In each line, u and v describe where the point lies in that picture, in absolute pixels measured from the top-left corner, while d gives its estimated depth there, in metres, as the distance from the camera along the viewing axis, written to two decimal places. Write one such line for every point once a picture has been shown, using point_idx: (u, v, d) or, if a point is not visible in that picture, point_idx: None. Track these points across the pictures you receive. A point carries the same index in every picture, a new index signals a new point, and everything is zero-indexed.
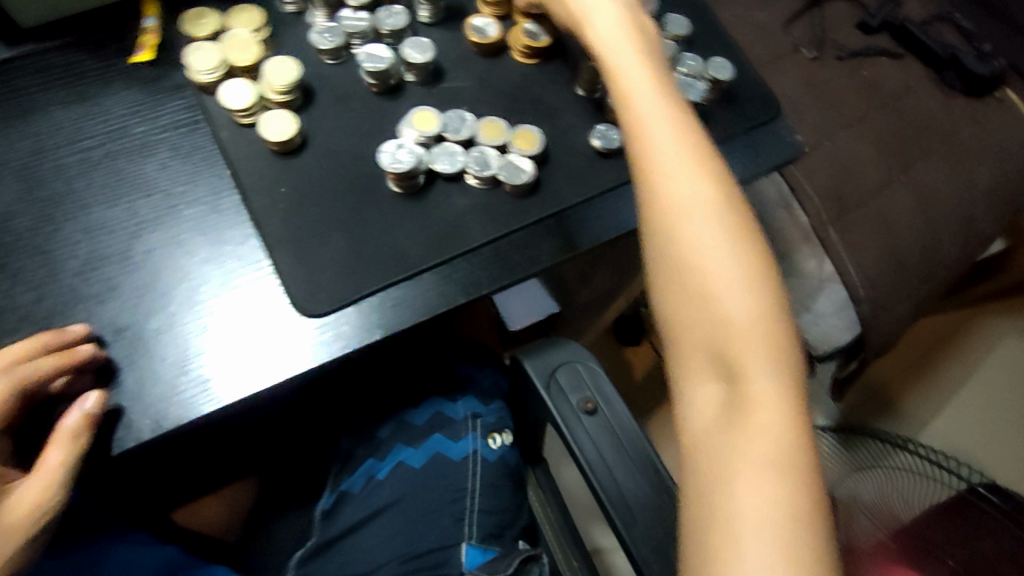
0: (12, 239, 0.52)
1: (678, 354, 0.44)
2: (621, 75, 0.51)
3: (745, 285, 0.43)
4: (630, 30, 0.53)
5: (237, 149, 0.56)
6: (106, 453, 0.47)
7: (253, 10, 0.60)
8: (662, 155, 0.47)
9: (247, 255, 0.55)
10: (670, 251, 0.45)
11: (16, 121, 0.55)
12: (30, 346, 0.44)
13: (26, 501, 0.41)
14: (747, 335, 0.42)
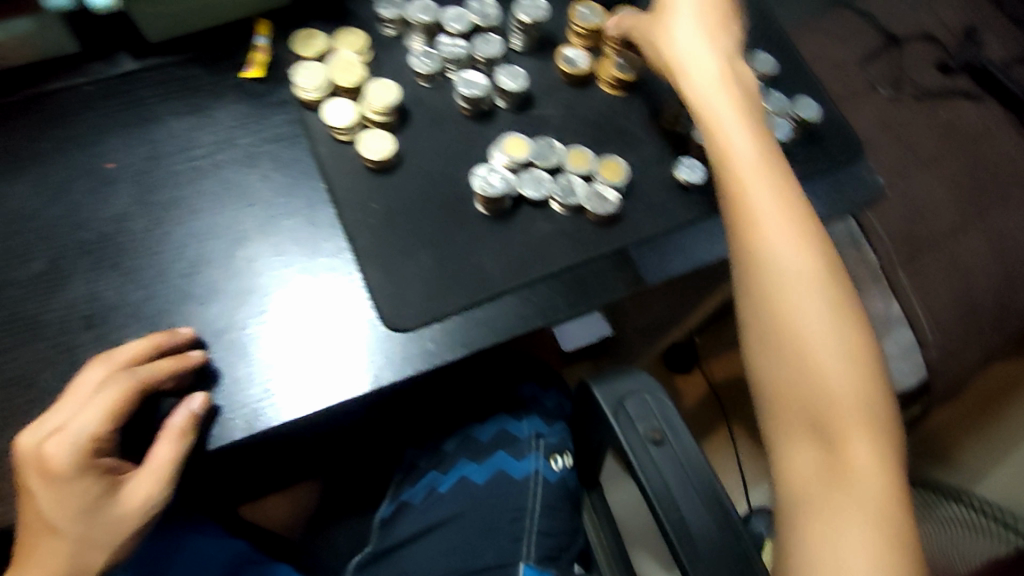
0: (126, 238, 0.55)
1: (780, 417, 0.48)
2: (722, 136, 0.54)
3: (845, 359, 0.47)
4: (730, 89, 0.55)
5: (334, 164, 0.59)
6: (204, 448, 0.50)
7: (357, 34, 0.62)
8: (766, 226, 0.50)
9: (340, 267, 0.57)
10: (771, 324, 0.49)
11: (135, 128, 0.59)
12: (147, 347, 0.47)
13: (139, 492, 0.45)
14: (847, 407, 0.46)
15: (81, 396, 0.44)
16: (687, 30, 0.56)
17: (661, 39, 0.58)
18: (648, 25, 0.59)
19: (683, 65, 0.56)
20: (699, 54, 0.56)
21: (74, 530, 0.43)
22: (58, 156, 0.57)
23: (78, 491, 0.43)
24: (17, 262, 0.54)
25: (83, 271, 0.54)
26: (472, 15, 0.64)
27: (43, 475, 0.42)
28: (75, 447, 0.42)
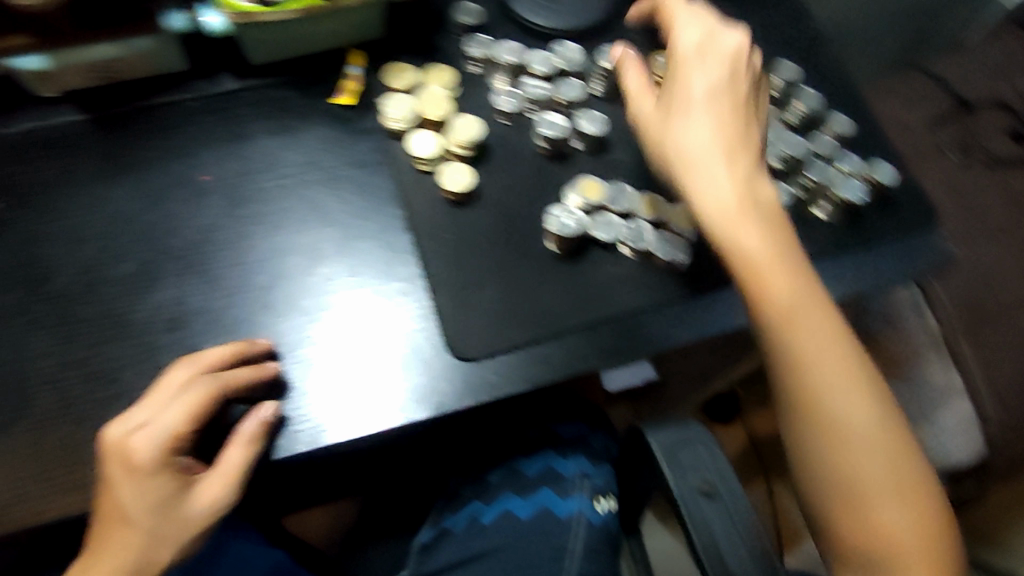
0: (212, 248, 0.58)
1: (848, 559, 0.52)
2: (755, 282, 0.52)
3: (899, 500, 0.51)
4: (753, 217, 0.52)
5: (414, 193, 0.61)
6: (270, 456, 0.52)
7: (446, 70, 0.65)
8: (818, 385, 0.51)
9: (412, 293, 0.58)
10: (831, 476, 0.52)
11: (230, 144, 0.62)
12: (229, 353, 0.49)
13: (209, 493, 0.46)
14: (910, 547, 0.51)
15: (166, 395, 0.46)
16: (705, 139, 0.53)
17: (676, 161, 0.54)
18: (655, 120, 0.55)
19: (703, 179, 0.53)
20: (715, 171, 0.53)
21: (148, 524, 0.44)
22: (158, 165, 0.61)
23: (155, 487, 0.45)
24: (112, 261, 0.57)
25: (170, 276, 0.57)
26: (556, 59, 0.66)
27: (126, 468, 0.44)
28: (158, 444, 0.45)
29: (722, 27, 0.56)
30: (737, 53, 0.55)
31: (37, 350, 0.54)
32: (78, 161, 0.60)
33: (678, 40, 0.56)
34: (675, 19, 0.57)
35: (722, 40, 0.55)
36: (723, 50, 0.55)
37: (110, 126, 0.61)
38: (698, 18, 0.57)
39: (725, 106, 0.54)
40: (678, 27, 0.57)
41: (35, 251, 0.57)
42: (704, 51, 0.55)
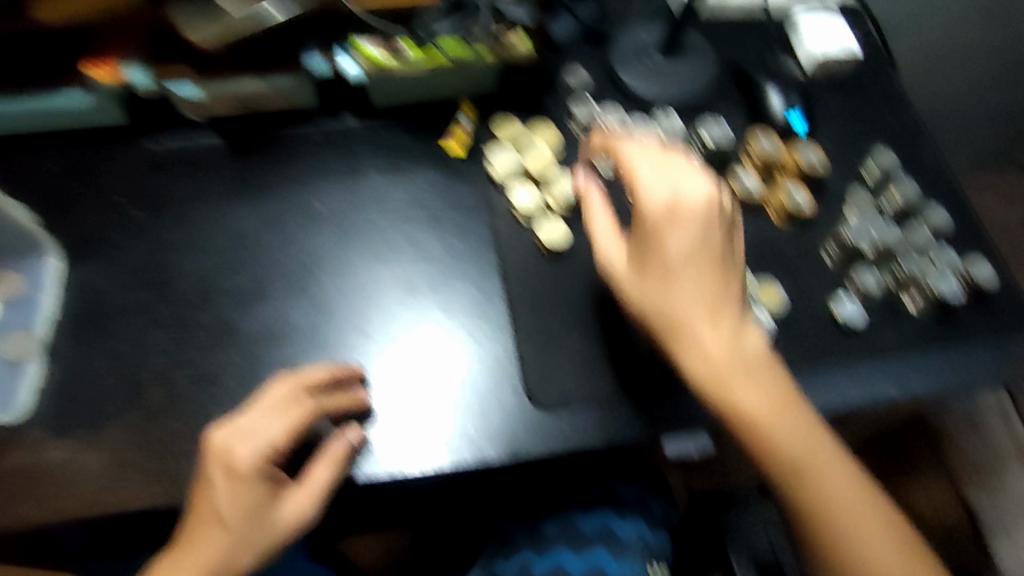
0: (317, 271, 0.62)
1: None
2: (762, 449, 0.51)
3: None
4: (749, 376, 0.51)
5: (509, 242, 0.64)
6: (350, 478, 0.54)
7: (552, 129, 0.69)
8: (839, 541, 0.51)
9: (498, 335, 0.60)
10: None
11: (345, 177, 0.67)
12: (324, 376, 0.52)
13: (294, 504, 0.50)
14: None
15: (270, 408, 0.50)
16: (688, 306, 0.52)
17: (666, 327, 0.52)
18: (631, 282, 0.53)
19: (692, 346, 0.52)
20: (704, 338, 0.52)
21: (238, 525, 0.49)
22: (279, 189, 0.66)
23: (250, 492, 0.49)
24: (228, 273, 0.61)
25: (276, 292, 0.61)
26: (659, 129, 0.70)
27: (227, 472, 0.48)
28: (258, 453, 0.49)
29: (686, 178, 0.52)
30: (705, 208, 0.51)
31: (154, 347, 0.58)
32: (210, 180, 0.66)
33: (641, 202, 0.52)
34: (634, 176, 0.53)
35: (688, 197, 0.51)
36: (693, 208, 0.51)
37: (242, 151, 0.67)
38: (661, 168, 0.53)
39: (703, 267, 0.52)
40: (641, 186, 0.52)
41: (162, 257, 0.62)
42: (676, 208, 0.51)
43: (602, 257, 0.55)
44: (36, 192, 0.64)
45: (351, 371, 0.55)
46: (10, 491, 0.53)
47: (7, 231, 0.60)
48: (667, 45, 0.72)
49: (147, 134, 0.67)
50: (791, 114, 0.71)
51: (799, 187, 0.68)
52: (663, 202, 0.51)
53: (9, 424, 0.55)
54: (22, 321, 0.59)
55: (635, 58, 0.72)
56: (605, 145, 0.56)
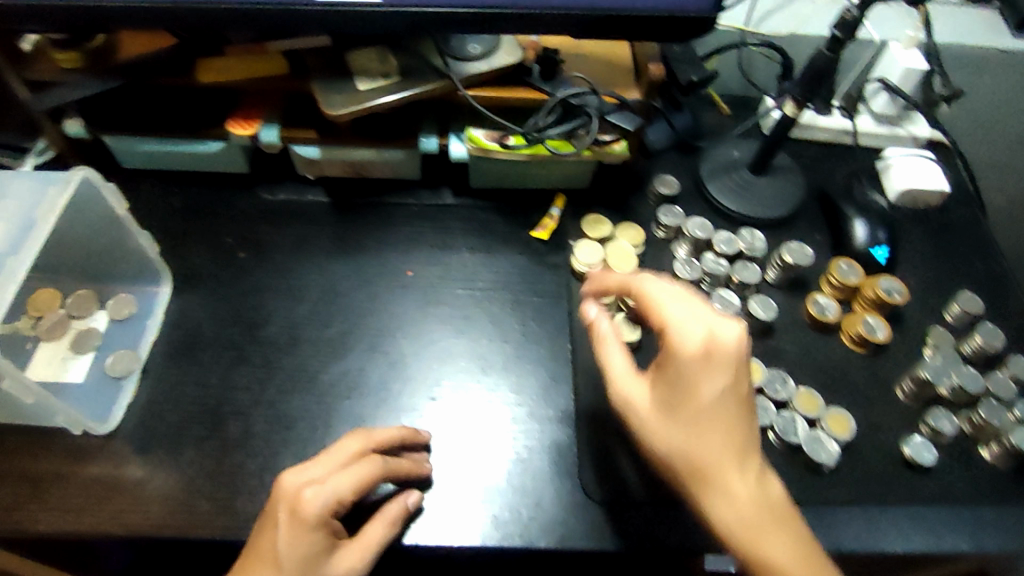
0: (399, 334, 0.65)
1: None
2: None
3: None
4: (780, 534, 0.47)
5: (583, 332, 0.66)
6: (399, 542, 0.55)
7: (636, 228, 0.72)
8: None
9: (562, 422, 0.61)
10: None
11: (437, 248, 0.71)
12: (396, 437, 0.55)
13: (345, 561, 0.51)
14: None
15: (344, 460, 0.53)
16: (720, 455, 0.47)
17: (693, 477, 0.48)
18: (656, 426, 0.49)
19: (721, 496, 0.47)
20: (734, 491, 0.47)
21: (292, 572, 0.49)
22: (374, 252, 0.70)
23: (311, 540, 0.49)
24: (318, 324, 0.65)
25: (359, 349, 0.64)
26: (740, 243, 0.70)
27: (298, 516, 0.49)
28: (329, 502, 0.50)
29: (720, 319, 0.48)
30: (741, 351, 0.47)
31: (238, 383, 0.61)
32: (314, 233, 0.70)
33: (676, 344, 0.47)
34: (665, 317, 0.48)
35: (723, 339, 0.47)
36: (730, 350, 0.47)
37: (345, 211, 0.72)
38: (690, 308, 0.48)
39: (735, 414, 0.48)
40: (674, 328, 0.48)
41: (259, 299, 0.66)
42: (711, 352, 0.47)
43: (622, 398, 0.51)
44: (159, 223, 0.70)
45: (419, 439, 0.57)
46: (85, 502, 0.55)
47: (130, 258, 0.65)
48: (758, 164, 0.74)
49: (264, 185, 0.73)
50: (876, 250, 0.71)
51: (877, 319, 0.67)
52: (700, 345, 0.47)
53: (96, 436, 0.58)
54: (128, 341, 0.63)
55: (724, 173, 0.75)
56: (626, 281, 0.53)
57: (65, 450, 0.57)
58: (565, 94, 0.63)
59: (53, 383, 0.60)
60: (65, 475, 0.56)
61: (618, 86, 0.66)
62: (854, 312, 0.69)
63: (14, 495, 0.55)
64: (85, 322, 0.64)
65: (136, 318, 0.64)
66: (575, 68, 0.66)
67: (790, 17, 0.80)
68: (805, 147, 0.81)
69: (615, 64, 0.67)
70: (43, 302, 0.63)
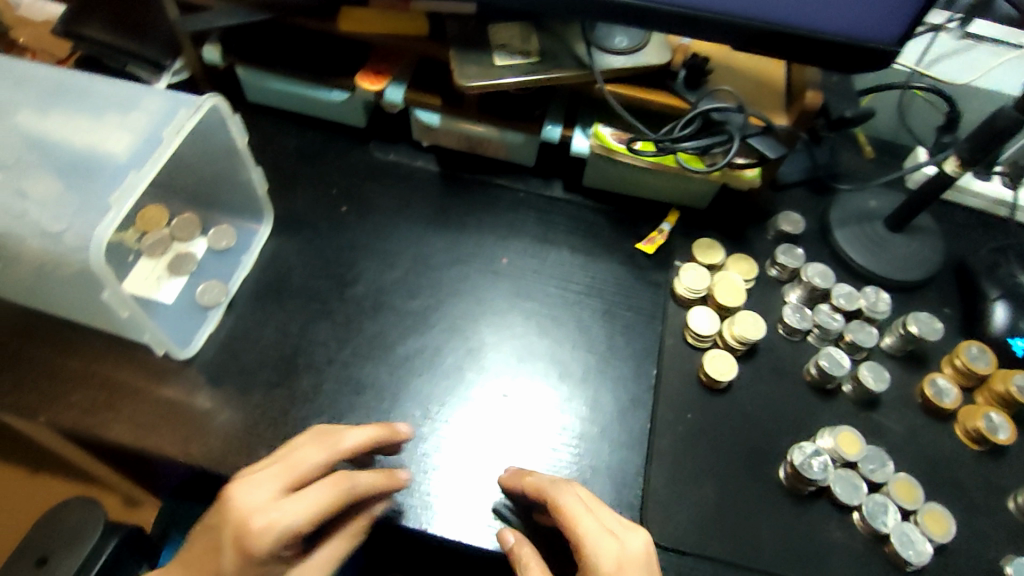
0: (483, 322, 0.63)
1: None
2: None
3: None
4: None
5: (672, 361, 0.62)
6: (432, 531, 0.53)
7: (748, 261, 0.66)
8: None
9: (630, 449, 0.58)
10: None
11: (538, 241, 0.68)
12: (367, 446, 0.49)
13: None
14: None
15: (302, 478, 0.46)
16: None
17: None
18: None
19: None
20: None
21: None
22: (474, 232, 0.68)
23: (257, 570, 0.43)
24: (404, 294, 0.64)
25: (440, 328, 0.62)
26: (862, 300, 0.64)
27: (245, 546, 0.42)
28: (281, 534, 0.43)
29: (629, 531, 0.45)
30: (649, 563, 0.44)
31: (317, 337, 0.61)
32: (417, 201, 0.69)
33: (593, 561, 0.43)
34: (578, 528, 0.44)
35: (633, 551, 0.44)
36: (640, 563, 0.43)
37: (452, 185, 0.70)
38: (598, 520, 0.45)
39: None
40: (589, 543, 0.43)
41: (352, 257, 0.65)
42: (625, 567, 0.43)
43: None
44: (271, 162, 0.70)
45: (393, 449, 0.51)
46: (155, 419, 0.56)
47: (238, 191, 0.65)
48: (897, 220, 0.68)
49: (376, 143, 0.72)
50: (1016, 340, 0.64)
51: (1002, 418, 0.60)
52: (615, 560, 0.43)
53: (176, 360, 0.59)
54: (221, 273, 0.63)
55: (857, 223, 0.69)
56: (536, 486, 0.48)
57: (147, 366, 0.58)
58: (708, 107, 0.57)
59: (145, 299, 0.60)
60: (141, 392, 0.57)
61: (767, 107, 0.60)
62: (975, 404, 0.62)
63: (90, 400, 0.56)
64: (185, 245, 0.64)
65: (233, 251, 0.64)
66: (724, 80, 0.61)
67: (969, 65, 0.71)
68: (953, 210, 0.74)
69: (767, 83, 0.62)
70: (151, 218, 0.64)
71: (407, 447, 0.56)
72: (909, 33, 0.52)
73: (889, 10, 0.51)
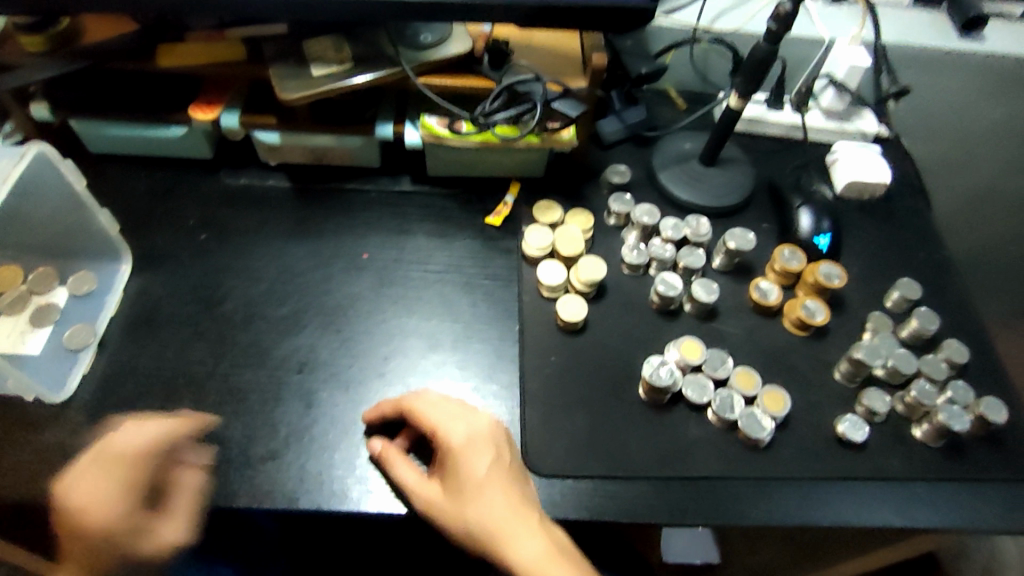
0: (354, 313, 0.67)
1: None
2: None
3: None
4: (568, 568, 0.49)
5: (531, 314, 0.68)
6: (329, 510, 0.56)
7: (584, 213, 0.74)
8: None
9: (505, 398, 0.63)
10: None
11: (393, 233, 0.73)
12: (164, 433, 0.56)
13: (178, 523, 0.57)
14: None
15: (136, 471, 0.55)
16: (510, 520, 0.51)
17: (500, 545, 0.50)
18: (447, 506, 0.53)
19: (518, 544, 0.50)
20: (530, 539, 0.50)
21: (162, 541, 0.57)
22: (332, 236, 0.72)
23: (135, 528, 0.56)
24: (273, 303, 0.67)
25: (312, 327, 0.66)
26: (686, 229, 0.72)
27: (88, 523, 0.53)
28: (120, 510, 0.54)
29: (475, 413, 0.56)
30: (494, 433, 0.55)
31: (193, 357, 0.63)
32: (273, 217, 0.73)
33: (445, 440, 0.54)
34: (431, 420, 0.55)
35: (476, 427, 0.55)
36: (483, 432, 0.55)
37: (306, 197, 0.74)
38: (448, 410, 0.56)
39: (511, 478, 0.54)
40: (440, 427, 0.55)
41: (217, 279, 0.68)
42: (472, 436, 0.54)
43: (421, 499, 0.54)
44: (122, 206, 0.72)
45: (193, 428, 0.58)
46: (40, 466, 0.57)
47: (90, 236, 0.66)
48: (707, 155, 0.76)
49: (226, 170, 0.75)
50: (819, 238, 0.73)
51: (817, 303, 0.69)
52: (463, 435, 0.54)
53: (50, 406, 0.59)
54: (87, 315, 0.64)
55: (676, 164, 0.77)
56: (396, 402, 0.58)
57: (23, 419, 0.59)
58: (512, 80, 0.65)
59: (11, 355, 0.61)
60: (17, 444, 0.57)
61: (567, 76, 0.69)
62: (796, 297, 0.71)
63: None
64: (45, 297, 0.65)
65: (96, 293, 0.66)
66: (526, 59, 0.69)
67: (740, 14, 0.82)
68: (759, 141, 0.84)
69: (565, 56, 0.70)
70: (6, 279, 0.64)
71: (296, 438, 0.59)
72: None
73: None
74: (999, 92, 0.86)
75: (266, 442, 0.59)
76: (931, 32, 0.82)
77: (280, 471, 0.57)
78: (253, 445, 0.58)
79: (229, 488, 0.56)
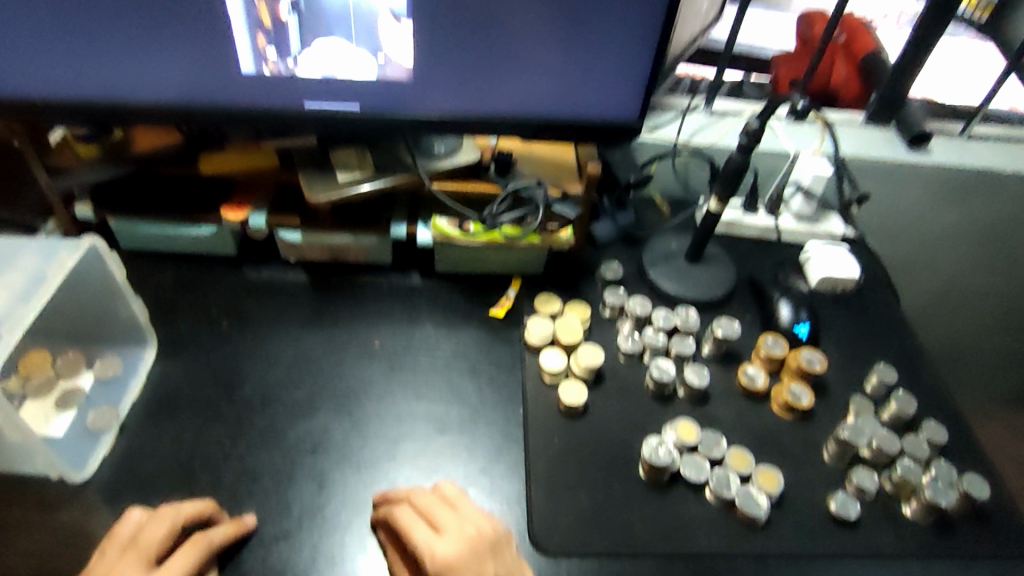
0: (365, 397, 0.70)
1: None
2: None
3: None
4: None
5: (534, 398, 0.71)
6: None
7: (582, 305, 0.79)
8: None
9: (512, 479, 0.66)
10: None
11: (402, 323, 0.77)
12: (209, 508, 0.58)
13: None
14: None
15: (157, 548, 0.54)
16: None
17: None
18: None
19: None
20: None
21: None
22: (346, 326, 0.76)
23: None
24: (289, 388, 0.70)
25: (325, 410, 0.69)
26: (676, 319, 0.78)
27: None
28: None
29: (458, 528, 0.56)
30: (473, 551, 0.54)
31: (211, 439, 0.65)
32: (291, 308, 0.77)
33: (423, 563, 0.54)
34: (410, 542, 0.55)
35: (456, 548, 0.54)
36: (461, 552, 0.54)
37: (321, 290, 0.79)
38: (430, 525, 0.56)
39: None
40: (418, 549, 0.55)
41: (237, 364, 0.71)
42: (449, 560, 0.54)
43: None
44: (150, 297, 0.76)
45: (243, 528, 0.58)
46: (58, 546, 0.58)
47: (119, 323, 0.70)
48: (692, 253, 0.83)
49: (249, 265, 0.80)
50: (798, 326, 0.78)
51: (801, 387, 0.73)
52: (439, 560, 0.54)
53: (71, 485, 0.61)
54: (110, 399, 0.67)
55: (663, 262, 0.84)
56: (384, 508, 0.58)
57: (42, 498, 0.60)
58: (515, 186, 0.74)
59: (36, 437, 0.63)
60: (36, 524, 0.59)
61: (564, 181, 0.77)
62: (782, 382, 0.75)
63: (25, 551, 0.57)
64: (72, 382, 0.68)
65: (120, 378, 0.69)
66: (526, 167, 0.78)
67: (715, 130, 0.92)
68: (738, 241, 0.92)
69: (561, 164, 0.79)
70: (35, 364, 0.67)
71: (309, 518, 0.61)
72: (642, 110, 0.71)
73: (623, 94, 0.70)
74: (951, 198, 0.96)
75: (278, 522, 0.60)
76: (884, 146, 0.92)
77: (292, 552, 0.59)
78: (266, 526, 0.60)
79: (240, 568, 0.57)
